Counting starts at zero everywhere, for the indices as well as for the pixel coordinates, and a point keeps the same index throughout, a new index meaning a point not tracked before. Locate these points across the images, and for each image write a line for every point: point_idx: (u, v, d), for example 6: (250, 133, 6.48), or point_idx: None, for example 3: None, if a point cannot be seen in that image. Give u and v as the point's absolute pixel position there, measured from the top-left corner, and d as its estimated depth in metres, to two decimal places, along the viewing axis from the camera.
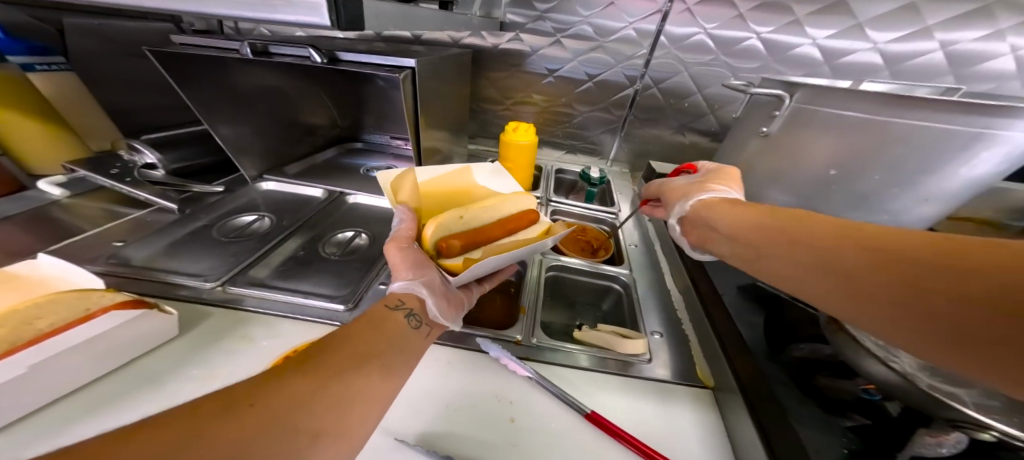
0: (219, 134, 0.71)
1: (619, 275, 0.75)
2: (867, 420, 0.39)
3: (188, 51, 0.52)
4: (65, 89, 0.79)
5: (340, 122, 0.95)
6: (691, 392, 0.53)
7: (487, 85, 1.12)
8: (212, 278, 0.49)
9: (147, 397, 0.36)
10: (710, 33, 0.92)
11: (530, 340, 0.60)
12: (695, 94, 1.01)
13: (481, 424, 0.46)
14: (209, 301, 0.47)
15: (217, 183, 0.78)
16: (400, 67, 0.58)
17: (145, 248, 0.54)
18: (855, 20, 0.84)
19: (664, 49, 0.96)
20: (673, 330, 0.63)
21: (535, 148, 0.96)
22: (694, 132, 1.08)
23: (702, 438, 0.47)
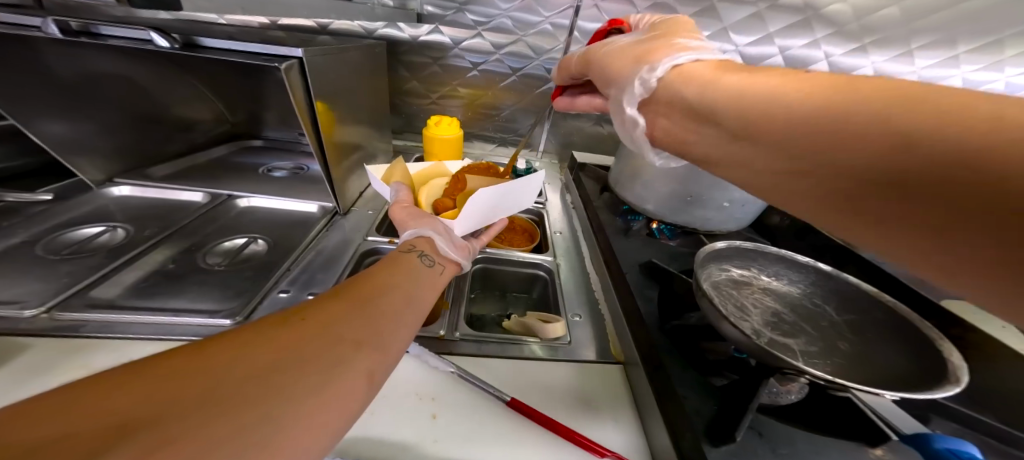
0: (44, 132, 0.58)
1: (543, 261, 0.77)
2: (734, 376, 0.45)
3: None
4: None
5: (230, 118, 0.86)
6: (604, 366, 0.56)
7: (408, 76, 1.07)
8: (33, 304, 0.39)
9: None
10: None
11: (454, 334, 0.59)
12: None
13: (399, 424, 0.44)
14: (28, 331, 0.37)
15: (46, 189, 0.62)
16: (283, 56, 0.52)
17: None
18: (723, 24, 0.97)
19: (579, 43, 1.01)
20: (590, 311, 0.67)
21: (461, 141, 0.94)
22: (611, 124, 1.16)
23: (612, 407, 0.50)
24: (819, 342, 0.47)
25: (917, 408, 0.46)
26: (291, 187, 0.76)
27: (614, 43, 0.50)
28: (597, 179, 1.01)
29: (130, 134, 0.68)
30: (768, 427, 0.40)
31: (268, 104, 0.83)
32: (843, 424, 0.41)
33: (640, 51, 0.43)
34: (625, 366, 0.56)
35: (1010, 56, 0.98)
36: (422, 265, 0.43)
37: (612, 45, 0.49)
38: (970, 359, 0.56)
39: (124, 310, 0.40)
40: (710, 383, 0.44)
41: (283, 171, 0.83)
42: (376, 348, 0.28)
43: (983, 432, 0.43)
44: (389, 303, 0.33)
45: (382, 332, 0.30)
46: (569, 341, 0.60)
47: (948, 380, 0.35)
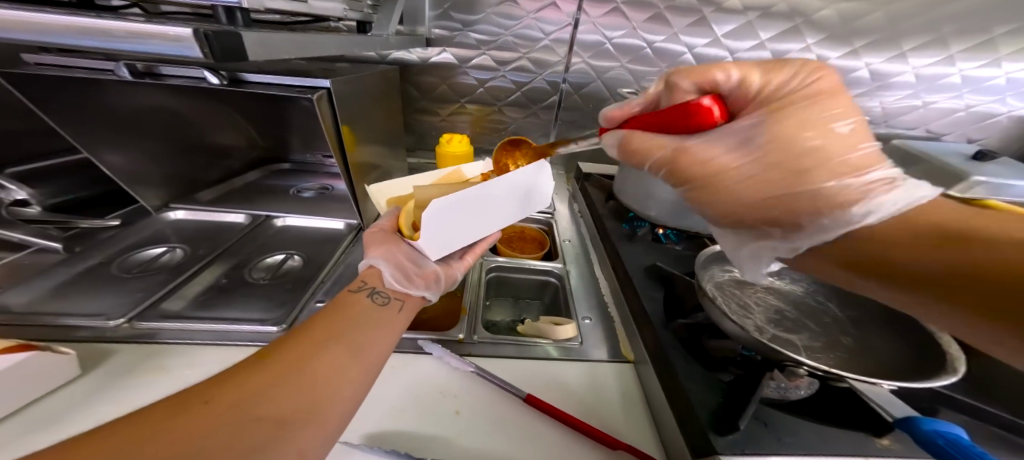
0: (106, 162, 0.67)
1: (552, 268, 0.81)
2: (740, 370, 0.48)
3: (48, 72, 0.48)
4: None
5: (260, 142, 0.88)
6: (615, 366, 0.59)
7: (419, 96, 1.14)
8: (116, 316, 0.45)
9: (42, 439, 0.32)
10: (615, 41, 1.03)
11: (472, 338, 0.63)
12: (609, 99, 1.13)
13: (426, 420, 0.48)
14: (115, 338, 0.43)
15: (111, 217, 0.70)
16: (314, 88, 0.59)
17: (25, 292, 0.48)
18: (718, 33, 1.01)
19: (579, 56, 1.06)
20: (601, 314, 0.70)
21: (470, 158, 0.99)
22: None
23: (623, 402, 0.53)
24: (821, 337, 0.49)
25: (923, 401, 0.48)
26: (318, 206, 0.82)
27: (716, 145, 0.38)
28: (603, 188, 1.05)
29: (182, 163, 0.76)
30: (772, 417, 0.42)
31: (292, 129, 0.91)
32: (850, 417, 0.43)
33: (789, 180, 0.37)
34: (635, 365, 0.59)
35: (1007, 53, 0.99)
36: (374, 308, 0.43)
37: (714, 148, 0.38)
38: (979, 353, 0.56)
39: (192, 318, 0.46)
40: (715, 377, 0.47)
41: (310, 192, 0.89)
42: (308, 421, 0.28)
43: (987, 421, 0.45)
44: (329, 359, 0.33)
45: (315, 399, 0.30)
46: (580, 342, 0.63)
47: (944, 370, 0.38)
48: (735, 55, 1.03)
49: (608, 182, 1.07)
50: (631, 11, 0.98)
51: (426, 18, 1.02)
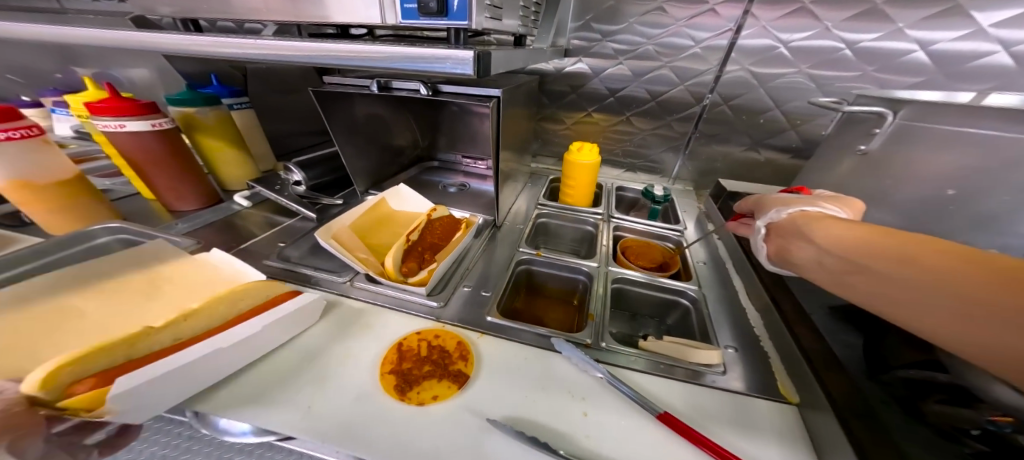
0: (346, 155, 0.82)
1: (687, 290, 0.74)
2: (984, 447, 0.36)
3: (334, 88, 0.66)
4: (249, 125, 0.96)
5: (420, 141, 1.08)
6: (775, 407, 0.51)
7: (550, 105, 1.20)
8: (342, 274, 0.67)
9: (314, 362, 0.52)
10: (792, 44, 0.89)
11: (599, 344, 0.62)
12: (774, 109, 0.98)
13: (558, 414, 0.50)
14: (341, 293, 0.64)
15: (337, 196, 0.91)
16: (489, 96, 0.68)
17: (298, 248, 0.72)
18: (984, 22, 0.76)
19: (736, 63, 0.96)
20: (749, 346, 0.61)
21: (597, 168, 0.99)
22: (769, 149, 1.04)
23: (785, 453, 0.45)
24: None
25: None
26: (462, 204, 0.95)
27: (782, 196, 0.64)
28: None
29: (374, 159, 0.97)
30: None
31: (444, 133, 1.07)
32: None
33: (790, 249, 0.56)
34: (801, 410, 0.50)
35: None
36: None
37: (780, 197, 0.63)
38: None
39: (381, 284, 0.64)
40: (945, 451, 0.36)
41: (454, 188, 1.03)
42: None
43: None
44: None
45: None
46: (725, 371, 0.56)
47: None
48: (1016, 48, 0.76)
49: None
50: (823, 9, 0.84)
51: (568, 30, 1.06)
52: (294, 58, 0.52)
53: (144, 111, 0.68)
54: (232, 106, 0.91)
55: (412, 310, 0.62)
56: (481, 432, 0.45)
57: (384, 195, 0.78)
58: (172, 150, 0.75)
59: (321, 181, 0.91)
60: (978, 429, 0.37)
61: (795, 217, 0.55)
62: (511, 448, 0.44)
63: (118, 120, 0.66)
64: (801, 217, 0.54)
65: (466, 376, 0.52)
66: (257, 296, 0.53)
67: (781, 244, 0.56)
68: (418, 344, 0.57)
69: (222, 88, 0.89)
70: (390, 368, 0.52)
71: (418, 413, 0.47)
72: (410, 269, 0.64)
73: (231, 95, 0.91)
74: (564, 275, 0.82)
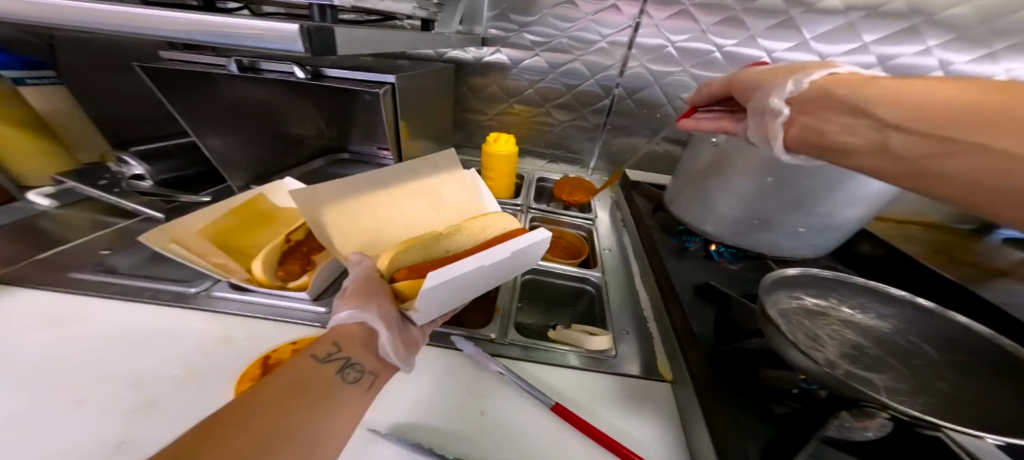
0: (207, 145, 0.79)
1: (591, 276, 0.79)
2: (798, 405, 0.43)
3: (177, 66, 0.58)
4: (52, 105, 0.80)
5: (327, 133, 0.97)
6: (652, 385, 0.56)
7: (469, 93, 1.16)
8: (195, 284, 0.55)
9: None
10: (679, 45, 0.98)
11: (503, 339, 0.63)
12: (666, 105, 1.08)
13: (455, 416, 0.49)
14: (188, 305, 0.51)
15: (205, 193, 0.82)
16: (381, 83, 0.63)
17: (130, 257, 0.60)
18: (807, 36, 0.92)
19: (636, 59, 1.02)
20: (639, 329, 0.67)
21: (515, 159, 1.00)
22: (667, 141, 1.15)
23: (657, 426, 0.50)
24: (910, 380, 0.39)
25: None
26: None
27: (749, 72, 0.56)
28: (651, 199, 1.00)
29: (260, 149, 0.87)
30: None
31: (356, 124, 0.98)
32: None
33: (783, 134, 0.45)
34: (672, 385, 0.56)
35: None
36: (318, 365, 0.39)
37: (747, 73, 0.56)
38: None
39: (251, 293, 0.54)
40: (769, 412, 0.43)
41: None
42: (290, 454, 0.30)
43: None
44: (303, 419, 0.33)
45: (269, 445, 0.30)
46: (614, 355, 0.61)
47: None
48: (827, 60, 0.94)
49: (655, 192, 1.02)
50: (700, 13, 0.93)
51: (483, 18, 1.04)
52: (59, 18, 0.38)
53: None
54: (24, 80, 0.73)
55: (290, 318, 0.52)
56: (361, 448, 0.43)
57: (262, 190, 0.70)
58: None
59: (176, 175, 0.86)
60: (796, 389, 0.44)
61: (775, 81, 0.48)
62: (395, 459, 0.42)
63: None
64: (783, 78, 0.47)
65: None
66: (500, 225, 0.63)
67: (810, 121, 0.41)
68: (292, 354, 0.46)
69: (7, 56, 0.71)
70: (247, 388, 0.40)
71: None
72: (289, 274, 0.58)
73: (23, 67, 0.74)
74: None
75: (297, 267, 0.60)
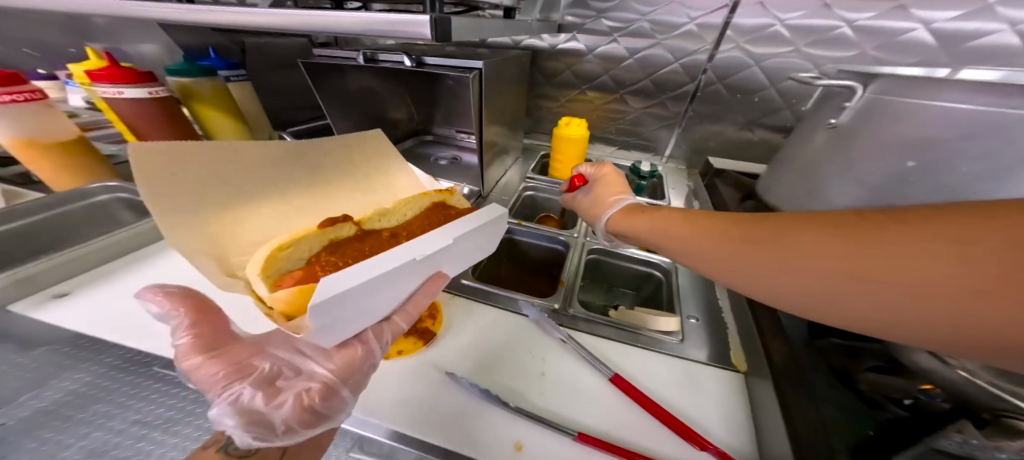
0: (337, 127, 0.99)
1: (659, 261, 0.78)
2: (905, 412, 0.40)
3: (323, 61, 0.78)
4: (247, 95, 1.04)
5: (416, 116, 1.19)
6: (722, 373, 0.55)
7: (542, 81, 1.18)
8: None
9: None
10: (789, 23, 0.87)
11: (567, 311, 0.66)
12: (768, 88, 0.97)
13: (518, 374, 0.55)
14: None
15: None
16: (470, 68, 0.72)
17: None
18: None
19: (732, 42, 0.93)
20: (712, 317, 0.65)
21: (585, 141, 0.99)
22: (764, 128, 1.03)
23: (720, 409, 0.50)
24: None
25: None
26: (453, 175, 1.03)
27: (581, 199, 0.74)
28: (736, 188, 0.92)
29: (367, 133, 1.04)
30: None
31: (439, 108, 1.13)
32: None
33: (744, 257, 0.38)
34: (746, 377, 0.54)
35: None
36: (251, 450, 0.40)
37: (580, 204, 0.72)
38: None
39: None
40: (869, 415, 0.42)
41: (445, 161, 1.12)
42: None
43: None
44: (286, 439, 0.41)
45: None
46: (682, 338, 0.62)
47: None
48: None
49: (743, 181, 0.93)
50: None
51: (561, 5, 1.03)
52: (233, 21, 0.51)
53: (139, 79, 0.79)
54: (230, 78, 0.99)
55: None
56: (443, 384, 0.52)
57: None
58: (168, 119, 0.86)
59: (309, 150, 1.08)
60: (909, 399, 0.41)
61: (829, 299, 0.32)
62: (465, 400, 0.51)
63: (117, 87, 0.77)
64: (826, 283, 0.32)
65: (432, 334, 0.59)
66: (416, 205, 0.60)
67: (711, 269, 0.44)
68: None
69: (220, 60, 0.97)
70: None
71: (385, 365, 0.55)
72: None
73: (229, 67, 0.99)
74: (545, 245, 0.85)
75: None
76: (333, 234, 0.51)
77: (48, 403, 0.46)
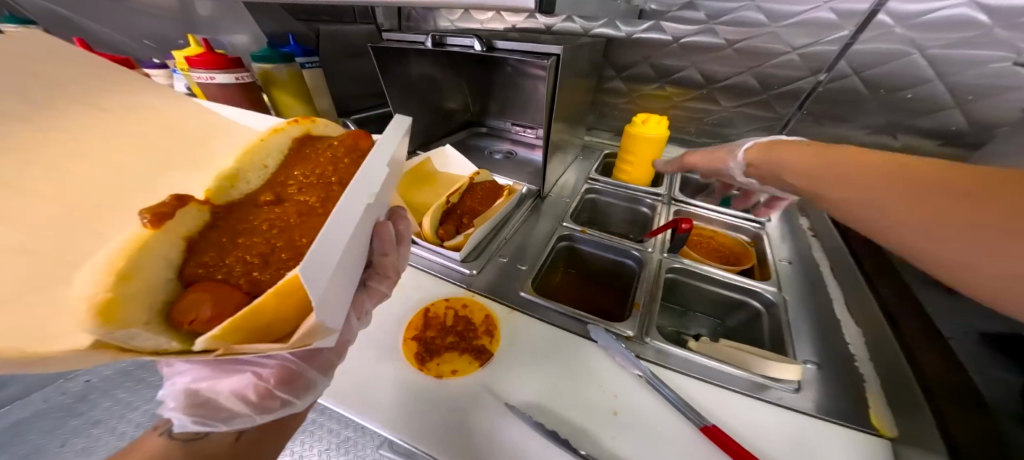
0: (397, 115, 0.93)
1: (763, 291, 0.64)
2: None
3: (393, 45, 0.75)
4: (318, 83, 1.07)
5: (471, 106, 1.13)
6: (862, 440, 0.43)
7: (614, 73, 1.06)
8: None
9: None
10: (982, 2, 0.65)
11: (643, 340, 0.56)
12: (933, 82, 0.75)
13: (585, 410, 0.46)
14: None
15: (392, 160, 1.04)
16: (547, 56, 0.63)
17: None
18: None
19: (885, 29, 0.73)
20: (838, 364, 0.52)
21: (664, 142, 0.86)
22: (910, 132, 0.83)
23: None
24: None
25: None
26: (504, 170, 0.96)
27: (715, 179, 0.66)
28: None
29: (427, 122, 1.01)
30: None
31: (496, 98, 1.08)
32: None
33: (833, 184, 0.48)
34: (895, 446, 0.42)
35: None
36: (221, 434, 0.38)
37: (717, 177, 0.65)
38: None
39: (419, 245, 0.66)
40: None
41: (500, 155, 1.05)
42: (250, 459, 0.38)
43: None
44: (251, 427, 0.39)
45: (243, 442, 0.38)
46: (798, 390, 0.49)
47: None
48: None
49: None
50: None
51: None
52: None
53: (229, 66, 0.81)
54: (305, 65, 1.01)
55: (446, 276, 0.64)
56: (500, 414, 0.45)
57: (431, 156, 0.79)
58: (250, 103, 0.88)
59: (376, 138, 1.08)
60: None
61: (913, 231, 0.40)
62: (523, 437, 0.43)
63: (210, 73, 0.80)
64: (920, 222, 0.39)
65: (489, 354, 0.52)
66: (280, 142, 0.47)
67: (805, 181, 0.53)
68: (445, 312, 0.58)
69: (298, 48, 1.00)
70: (414, 335, 0.54)
71: (437, 384, 0.48)
72: (447, 233, 0.66)
73: (304, 54, 1.01)
74: (611, 256, 0.74)
75: (452, 227, 0.68)
76: (183, 228, 0.35)
77: (122, 366, 0.65)
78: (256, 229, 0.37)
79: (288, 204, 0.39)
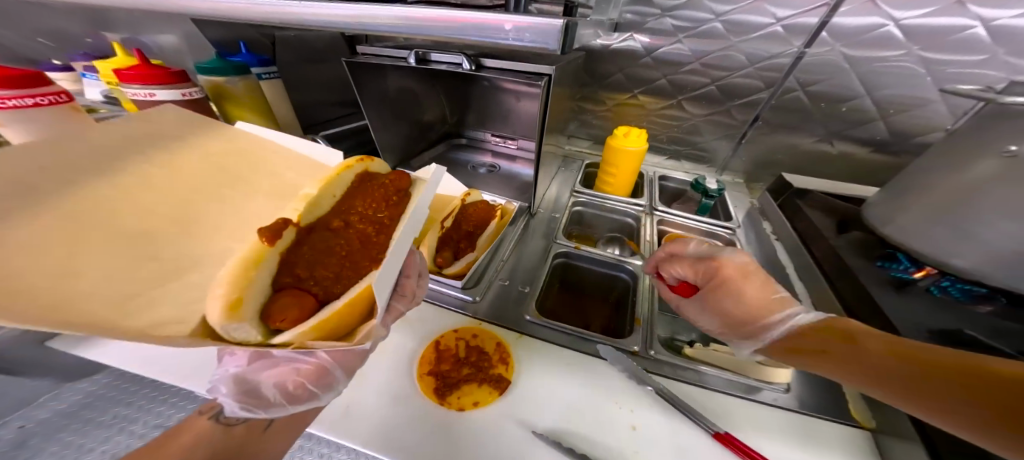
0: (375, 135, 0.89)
1: None
2: None
3: (374, 61, 0.70)
4: (277, 94, 0.98)
5: (448, 117, 1.10)
6: (845, 430, 0.49)
7: (592, 83, 1.09)
8: None
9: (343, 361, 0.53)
10: (903, 23, 0.75)
11: (648, 353, 0.58)
12: (862, 97, 0.87)
13: (606, 427, 0.47)
14: None
15: None
16: (540, 74, 0.63)
17: None
18: None
19: (827, 45, 0.83)
20: None
21: (643, 155, 0.90)
22: (846, 141, 0.95)
23: None
24: None
25: None
26: (490, 186, 0.95)
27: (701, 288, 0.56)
28: (825, 208, 0.84)
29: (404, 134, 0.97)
30: None
31: (474, 109, 1.06)
32: None
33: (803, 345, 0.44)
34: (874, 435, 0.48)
35: None
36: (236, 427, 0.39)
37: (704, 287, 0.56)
38: None
39: None
40: None
41: (484, 169, 1.03)
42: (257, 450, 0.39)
43: None
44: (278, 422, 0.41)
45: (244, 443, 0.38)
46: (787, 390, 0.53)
47: None
48: None
49: (832, 201, 0.85)
50: None
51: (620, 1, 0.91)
52: (354, 23, 0.45)
53: (173, 80, 0.71)
54: (261, 75, 0.92)
55: (446, 304, 0.62)
56: (525, 444, 0.44)
57: None
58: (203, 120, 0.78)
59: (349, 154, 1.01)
60: None
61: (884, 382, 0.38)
62: None
63: (148, 88, 0.70)
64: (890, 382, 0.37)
65: (506, 382, 0.51)
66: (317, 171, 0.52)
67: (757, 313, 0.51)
68: (455, 343, 0.56)
69: (251, 57, 0.91)
70: (429, 370, 0.51)
71: (457, 420, 0.46)
72: (444, 260, 0.64)
73: (260, 64, 0.92)
74: (605, 271, 0.77)
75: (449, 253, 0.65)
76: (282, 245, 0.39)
77: (66, 405, 0.55)
78: (330, 254, 0.40)
79: (351, 230, 0.43)
